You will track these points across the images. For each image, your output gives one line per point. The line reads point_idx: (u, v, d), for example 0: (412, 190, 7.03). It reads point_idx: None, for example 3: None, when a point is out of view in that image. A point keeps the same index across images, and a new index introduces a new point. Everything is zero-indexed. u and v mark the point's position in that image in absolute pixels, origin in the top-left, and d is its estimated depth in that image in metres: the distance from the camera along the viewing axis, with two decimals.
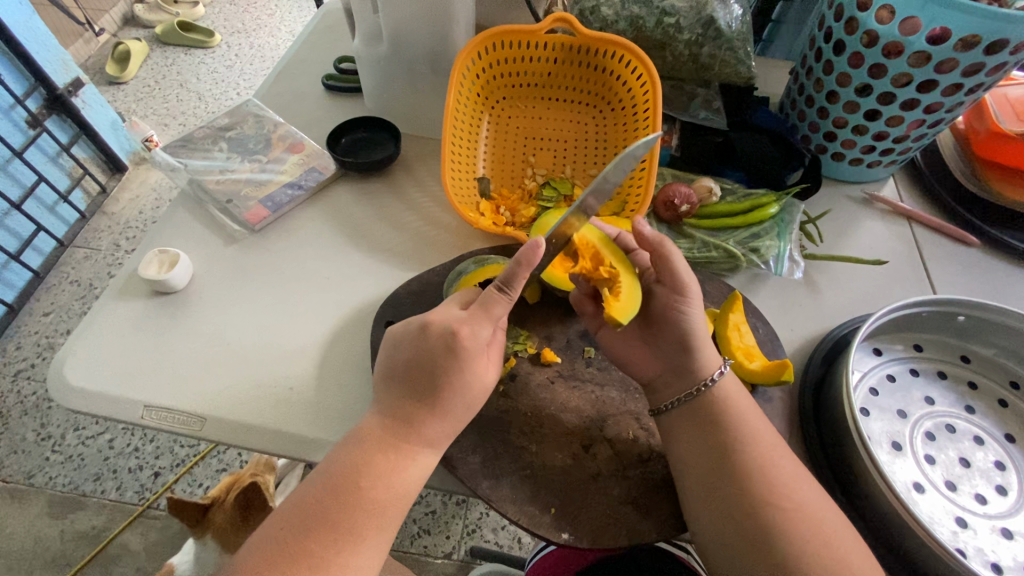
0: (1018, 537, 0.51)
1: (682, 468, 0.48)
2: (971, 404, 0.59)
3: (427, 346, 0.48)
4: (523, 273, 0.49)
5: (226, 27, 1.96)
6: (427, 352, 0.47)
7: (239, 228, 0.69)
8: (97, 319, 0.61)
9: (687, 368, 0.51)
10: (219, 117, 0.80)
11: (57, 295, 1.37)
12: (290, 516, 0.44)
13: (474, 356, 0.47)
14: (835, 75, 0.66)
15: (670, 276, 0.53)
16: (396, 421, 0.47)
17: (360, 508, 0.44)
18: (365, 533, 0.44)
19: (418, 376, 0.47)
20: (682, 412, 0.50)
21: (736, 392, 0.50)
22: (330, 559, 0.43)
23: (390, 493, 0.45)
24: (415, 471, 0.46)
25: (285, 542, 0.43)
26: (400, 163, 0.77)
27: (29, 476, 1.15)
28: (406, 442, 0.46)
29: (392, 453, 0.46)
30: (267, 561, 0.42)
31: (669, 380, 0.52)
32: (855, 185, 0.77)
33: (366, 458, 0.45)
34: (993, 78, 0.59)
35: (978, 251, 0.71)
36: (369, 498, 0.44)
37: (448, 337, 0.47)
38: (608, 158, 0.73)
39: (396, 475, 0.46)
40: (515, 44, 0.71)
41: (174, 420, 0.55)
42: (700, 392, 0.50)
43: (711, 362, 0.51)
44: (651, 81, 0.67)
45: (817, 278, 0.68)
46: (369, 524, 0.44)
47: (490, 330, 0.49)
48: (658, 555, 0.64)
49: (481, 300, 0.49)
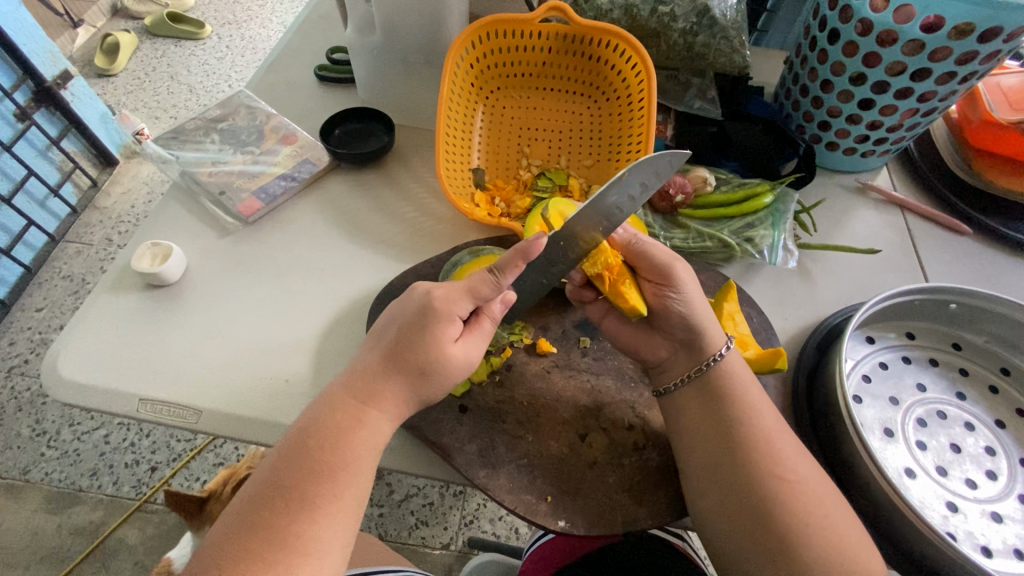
0: (1008, 520, 0.52)
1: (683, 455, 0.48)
2: (963, 390, 0.59)
3: (406, 308, 0.49)
4: (520, 263, 0.49)
5: (217, 18, 1.93)
6: (404, 316, 0.49)
7: (232, 221, 0.69)
8: (88, 311, 0.61)
9: (693, 348, 0.51)
10: (211, 108, 0.79)
11: (50, 291, 1.36)
12: (250, 489, 0.44)
13: (446, 329, 0.48)
14: (830, 64, 0.66)
15: (664, 263, 0.53)
16: (360, 393, 0.47)
17: (314, 474, 0.43)
18: (322, 503, 0.43)
19: (391, 347, 0.48)
20: (684, 391, 0.51)
21: (742, 371, 0.51)
22: (289, 529, 0.42)
23: (345, 459, 0.44)
24: (369, 436, 0.46)
25: (246, 514, 0.42)
26: (394, 153, 0.77)
27: (24, 472, 1.14)
28: (358, 405, 0.46)
29: (346, 418, 0.46)
30: (229, 536, 0.42)
31: (675, 361, 0.53)
32: (850, 174, 0.78)
33: (324, 422, 0.45)
34: (986, 66, 0.59)
35: (970, 239, 0.72)
36: (322, 463, 0.44)
37: (425, 302, 0.49)
38: (604, 148, 0.73)
39: (351, 440, 0.45)
40: (508, 33, 0.71)
41: (170, 413, 0.55)
42: (707, 369, 0.50)
43: (716, 341, 0.52)
44: (646, 70, 0.66)
45: (811, 267, 0.69)
46: (325, 491, 0.43)
47: (470, 305, 0.49)
48: (635, 548, 0.64)
49: (469, 278, 0.50)
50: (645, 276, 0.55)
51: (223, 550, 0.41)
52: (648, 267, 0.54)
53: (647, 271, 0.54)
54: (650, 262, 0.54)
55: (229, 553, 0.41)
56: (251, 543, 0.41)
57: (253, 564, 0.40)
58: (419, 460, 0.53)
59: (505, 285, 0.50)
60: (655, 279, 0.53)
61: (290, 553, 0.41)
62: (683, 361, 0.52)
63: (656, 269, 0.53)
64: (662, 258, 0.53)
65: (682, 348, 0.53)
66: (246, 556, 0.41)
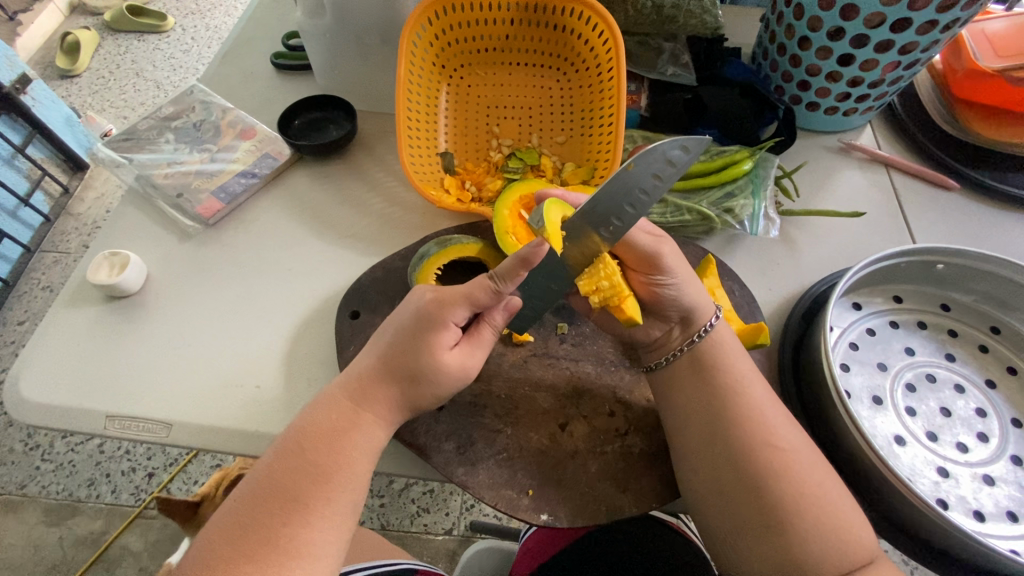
0: (1000, 483, 0.51)
1: (678, 432, 0.47)
2: (952, 351, 0.58)
3: (405, 311, 0.48)
4: (522, 271, 0.46)
5: (178, 9, 1.84)
6: (402, 318, 0.48)
7: (192, 224, 0.66)
8: (47, 329, 0.59)
9: (684, 321, 0.50)
10: (163, 105, 0.75)
11: (30, 303, 1.33)
12: (243, 491, 0.42)
13: (442, 336, 0.46)
14: (806, 20, 0.63)
15: (649, 257, 0.50)
16: (355, 393, 0.46)
17: (306, 476, 0.42)
18: (316, 505, 0.42)
19: (384, 352, 0.47)
20: (676, 365, 0.50)
21: (731, 341, 0.50)
22: (278, 531, 0.40)
23: (337, 459, 0.43)
24: (362, 441, 0.45)
25: (238, 516, 0.41)
26: (358, 142, 0.74)
27: (21, 487, 1.13)
28: (353, 408, 0.45)
29: (339, 420, 0.45)
30: (219, 538, 0.40)
31: (667, 339, 0.51)
32: (832, 134, 0.75)
33: (316, 422, 0.45)
34: (969, 12, 0.56)
35: (957, 195, 0.69)
36: (315, 463, 0.43)
37: (423, 309, 0.47)
38: (576, 123, 0.70)
39: (343, 442, 0.44)
40: (467, 6, 0.67)
41: (140, 428, 0.53)
42: (698, 341, 0.49)
43: (705, 311, 0.50)
44: (613, 37, 0.63)
45: (794, 234, 0.67)
46: (318, 494, 0.42)
47: (466, 312, 0.47)
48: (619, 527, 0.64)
49: (467, 284, 0.47)
50: (631, 266, 0.52)
51: (211, 551, 0.40)
52: (636, 258, 0.51)
53: (634, 263, 0.52)
54: (638, 252, 0.50)
55: (219, 555, 0.40)
56: (243, 545, 0.40)
57: (241, 565, 0.39)
58: (396, 459, 0.51)
59: (505, 293, 0.47)
60: (644, 269, 0.51)
61: (280, 556, 0.40)
62: (676, 337, 0.51)
63: (644, 260, 0.50)
64: (648, 251, 0.50)
65: (677, 325, 0.51)
66: (236, 559, 0.39)
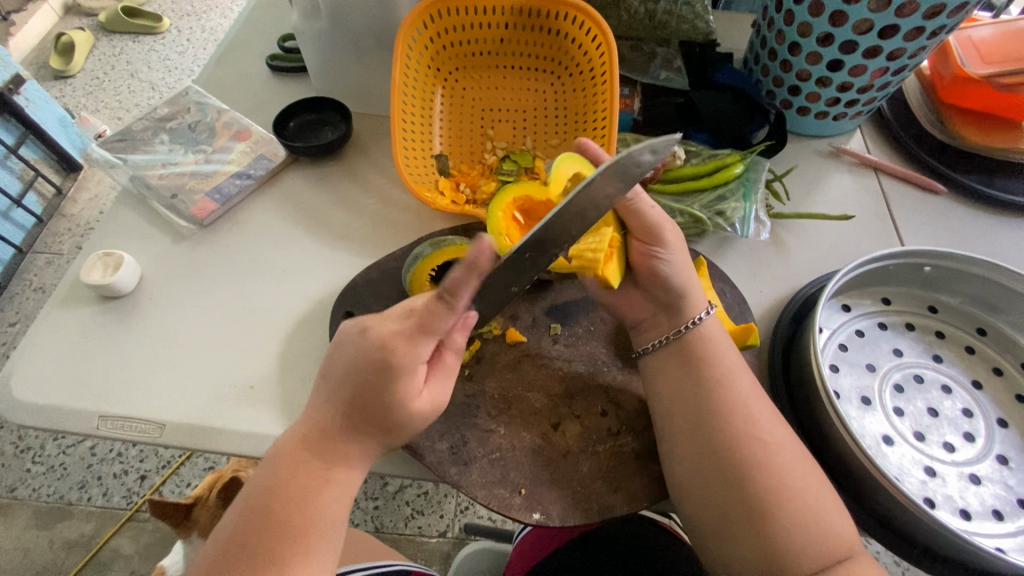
0: (986, 482, 0.52)
1: (665, 425, 0.48)
2: (939, 353, 0.59)
3: (360, 356, 0.43)
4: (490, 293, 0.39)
5: (174, 10, 1.84)
6: (357, 363, 0.43)
7: (186, 225, 0.66)
8: (39, 328, 0.59)
9: (673, 310, 0.51)
10: (158, 107, 0.75)
11: (21, 304, 1.32)
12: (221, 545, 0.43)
13: (408, 382, 0.43)
14: (797, 25, 0.64)
15: (653, 225, 0.50)
16: (319, 445, 0.44)
17: (279, 535, 0.42)
18: (292, 562, 0.42)
19: (346, 401, 0.43)
20: (664, 351, 0.50)
21: (720, 335, 0.50)
22: None
23: (309, 516, 0.43)
24: (335, 493, 0.44)
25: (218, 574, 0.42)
26: (354, 144, 0.74)
27: (11, 490, 1.13)
28: (321, 465, 0.44)
29: (309, 478, 0.43)
30: None
31: (653, 322, 0.52)
32: (822, 138, 0.76)
33: (283, 480, 0.43)
34: (955, 19, 0.57)
35: (945, 199, 0.70)
36: (288, 524, 0.42)
37: (380, 354, 0.42)
38: (570, 125, 0.71)
39: (313, 499, 0.43)
40: (462, 10, 0.68)
41: (133, 428, 0.53)
42: (686, 331, 0.50)
43: (696, 305, 0.51)
44: (606, 41, 0.64)
45: (784, 237, 0.68)
46: (294, 551, 0.42)
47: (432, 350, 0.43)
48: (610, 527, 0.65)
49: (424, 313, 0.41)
50: (632, 233, 0.52)
51: None
52: (639, 226, 0.51)
53: (635, 231, 0.51)
54: (641, 220, 0.50)
55: None
56: None
57: None
58: (390, 459, 0.52)
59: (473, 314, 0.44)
60: (643, 237, 0.51)
61: None
62: (662, 323, 0.52)
63: (647, 228, 0.50)
64: (653, 220, 0.50)
65: (663, 311, 0.52)
66: None
